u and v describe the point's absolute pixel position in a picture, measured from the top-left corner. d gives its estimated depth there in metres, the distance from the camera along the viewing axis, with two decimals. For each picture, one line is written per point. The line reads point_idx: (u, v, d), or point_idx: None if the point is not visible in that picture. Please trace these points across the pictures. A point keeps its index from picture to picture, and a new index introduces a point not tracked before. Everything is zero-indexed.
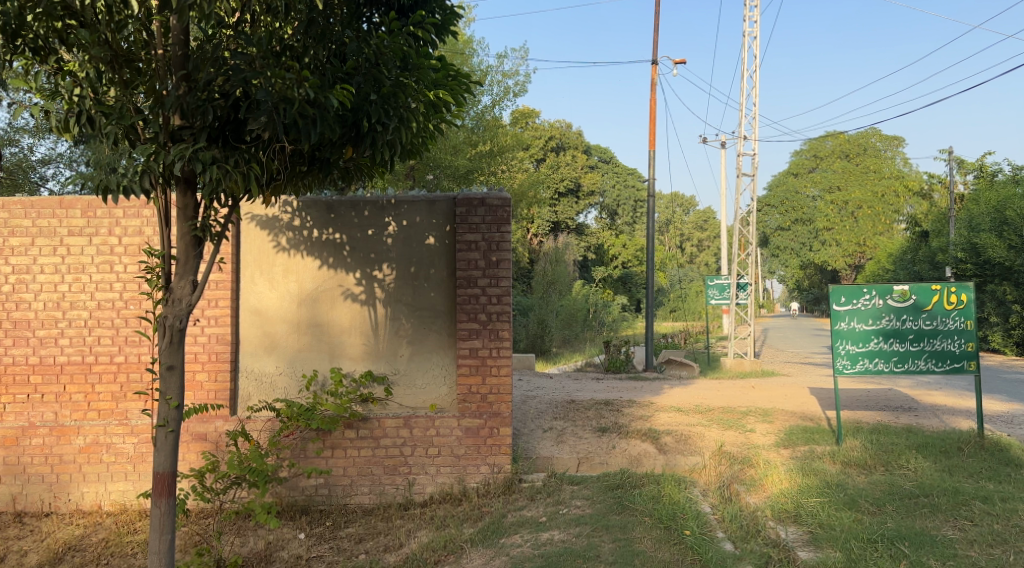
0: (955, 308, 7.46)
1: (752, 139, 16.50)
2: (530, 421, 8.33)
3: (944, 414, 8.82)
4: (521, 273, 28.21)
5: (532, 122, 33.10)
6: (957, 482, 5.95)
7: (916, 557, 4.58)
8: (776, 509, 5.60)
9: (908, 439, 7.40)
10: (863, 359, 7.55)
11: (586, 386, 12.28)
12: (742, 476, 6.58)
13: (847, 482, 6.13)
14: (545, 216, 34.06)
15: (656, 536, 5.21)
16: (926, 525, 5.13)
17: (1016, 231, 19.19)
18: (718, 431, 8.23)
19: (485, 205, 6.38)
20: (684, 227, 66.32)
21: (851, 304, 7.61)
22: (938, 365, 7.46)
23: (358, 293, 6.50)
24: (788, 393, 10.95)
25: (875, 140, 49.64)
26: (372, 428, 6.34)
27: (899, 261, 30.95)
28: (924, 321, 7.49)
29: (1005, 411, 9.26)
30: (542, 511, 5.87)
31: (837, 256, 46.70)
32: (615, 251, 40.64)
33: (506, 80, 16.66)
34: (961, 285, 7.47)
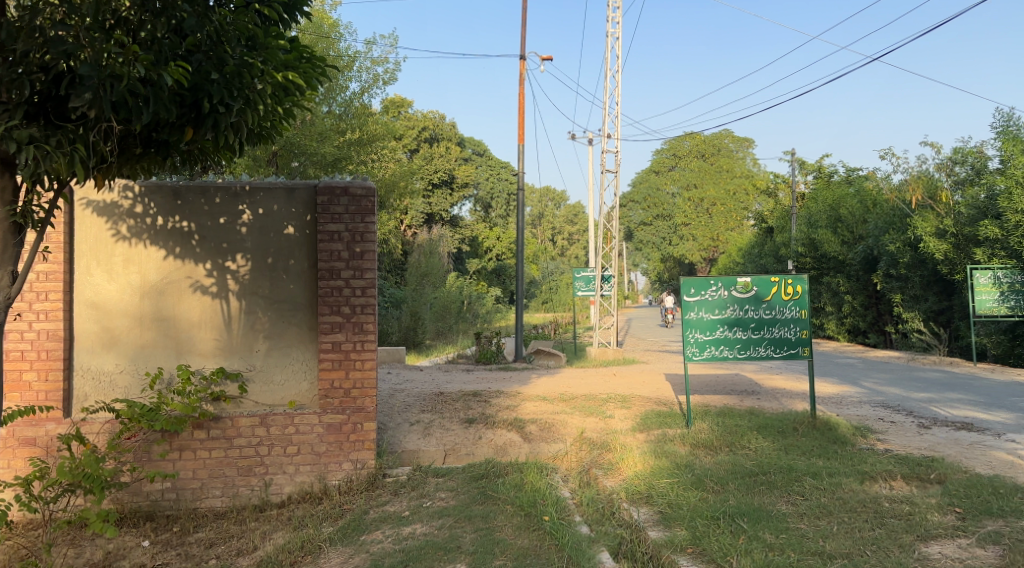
0: (791, 299, 8.05)
1: (615, 136, 17.03)
2: (396, 415, 8.21)
3: (783, 397, 9.53)
4: (394, 265, 27.84)
5: (404, 113, 32.60)
6: (792, 460, 6.45)
7: (753, 531, 4.90)
8: (630, 492, 5.85)
9: (749, 420, 7.93)
10: (710, 347, 8.04)
11: (455, 378, 12.28)
12: (601, 460, 6.84)
13: (695, 463, 6.50)
14: (418, 208, 33.76)
15: (517, 523, 5.28)
16: (763, 501, 5.51)
17: (847, 228, 21.03)
18: (580, 418, 8.47)
19: (349, 194, 6.19)
20: (556, 221, 67.89)
21: (700, 295, 8.10)
22: (776, 351, 8.00)
23: (209, 285, 6.15)
24: (648, 381, 11.42)
25: (729, 141, 52.73)
26: (224, 427, 6.02)
27: (747, 255, 33.19)
28: (763, 310, 8.03)
29: (834, 393, 10.13)
30: (404, 505, 5.79)
31: (694, 250, 49.47)
32: (490, 243, 41.05)
33: (375, 68, 16.30)
34: (796, 277, 8.06)
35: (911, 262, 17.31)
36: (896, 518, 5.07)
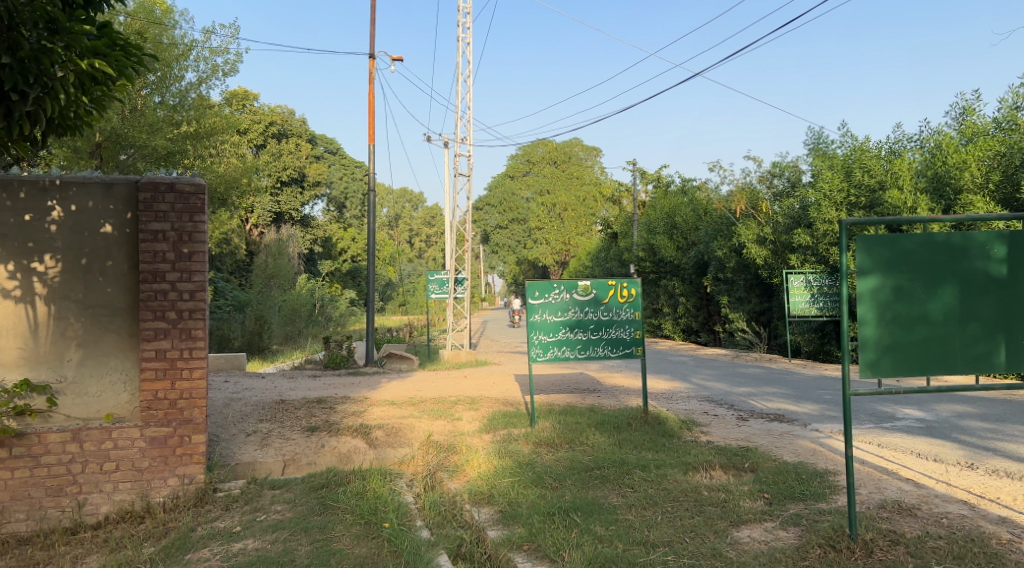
0: (627, 302, 8.47)
1: (466, 140, 17.17)
2: (232, 425, 7.81)
3: (621, 394, 10.01)
4: (239, 266, 26.49)
5: (249, 107, 31.10)
6: (625, 454, 6.79)
7: (585, 525, 5.11)
8: (472, 493, 5.91)
9: (589, 417, 8.27)
10: (553, 348, 8.32)
11: (300, 384, 11.86)
12: (446, 463, 6.86)
13: (536, 461, 6.69)
14: (265, 206, 32.33)
15: (355, 532, 5.19)
16: (596, 495, 5.76)
17: (682, 234, 22.45)
18: (426, 422, 8.46)
19: (175, 191, 5.83)
20: (412, 223, 67.43)
21: (544, 298, 8.36)
22: (613, 351, 8.38)
23: (11, 288, 5.57)
24: (496, 382, 11.61)
25: (578, 149, 54.71)
26: (30, 445, 5.47)
27: (595, 259, 34.64)
28: (601, 312, 8.39)
29: (668, 389, 10.78)
30: (236, 520, 5.52)
31: (546, 253, 50.88)
32: (343, 244, 40.08)
33: (214, 58, 15.45)
34: (631, 280, 8.51)
35: (737, 266, 18.77)
36: (713, 505, 5.48)
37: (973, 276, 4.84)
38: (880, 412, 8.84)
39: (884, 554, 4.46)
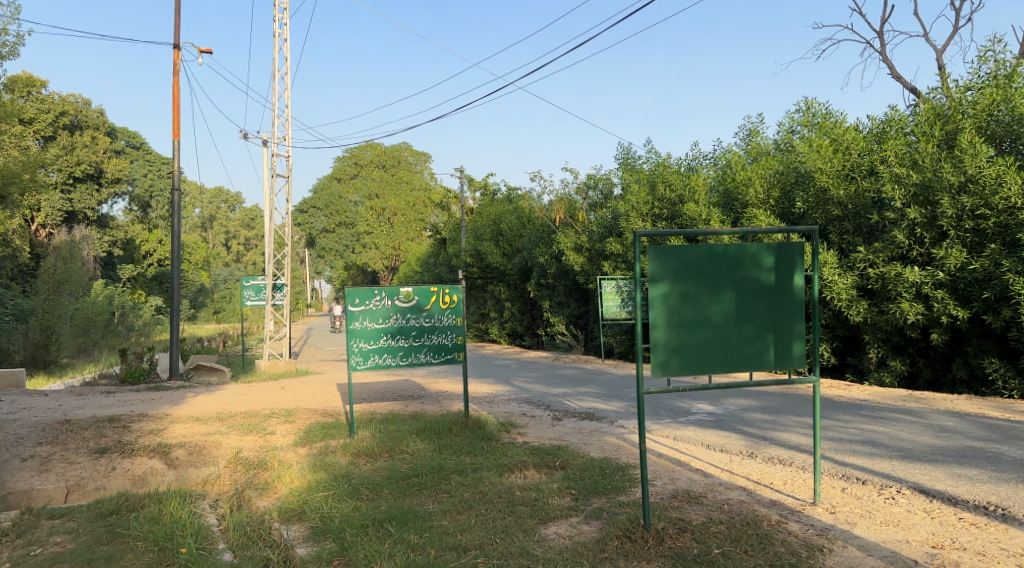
0: (448, 308, 8.52)
1: (284, 140, 16.50)
2: (3, 451, 6.95)
3: (443, 400, 10.08)
4: (22, 271, 23.68)
5: (34, 94, 27.90)
6: (443, 460, 6.85)
7: (398, 534, 5.10)
8: (282, 510, 5.69)
9: (409, 425, 8.25)
10: (373, 355, 8.20)
11: (91, 402, 10.80)
12: (256, 480, 6.55)
13: (352, 472, 6.57)
14: (55, 205, 29.15)
15: (147, 561, 4.81)
16: (412, 503, 5.76)
17: (507, 241, 23.01)
18: (236, 437, 8.03)
19: None
20: (229, 225, 63.70)
21: (364, 304, 8.22)
22: (435, 357, 8.44)
23: None
24: (315, 392, 11.27)
25: (407, 154, 54.44)
26: None
27: (424, 264, 34.64)
28: (423, 319, 8.41)
29: (489, 392, 11.01)
30: (5, 557, 4.92)
31: (375, 258, 50.13)
32: (150, 247, 37.04)
33: None
34: (453, 287, 8.58)
35: (557, 272, 19.58)
36: (523, 505, 5.67)
37: (747, 283, 5.41)
38: (678, 407, 9.60)
39: (673, 540, 4.84)
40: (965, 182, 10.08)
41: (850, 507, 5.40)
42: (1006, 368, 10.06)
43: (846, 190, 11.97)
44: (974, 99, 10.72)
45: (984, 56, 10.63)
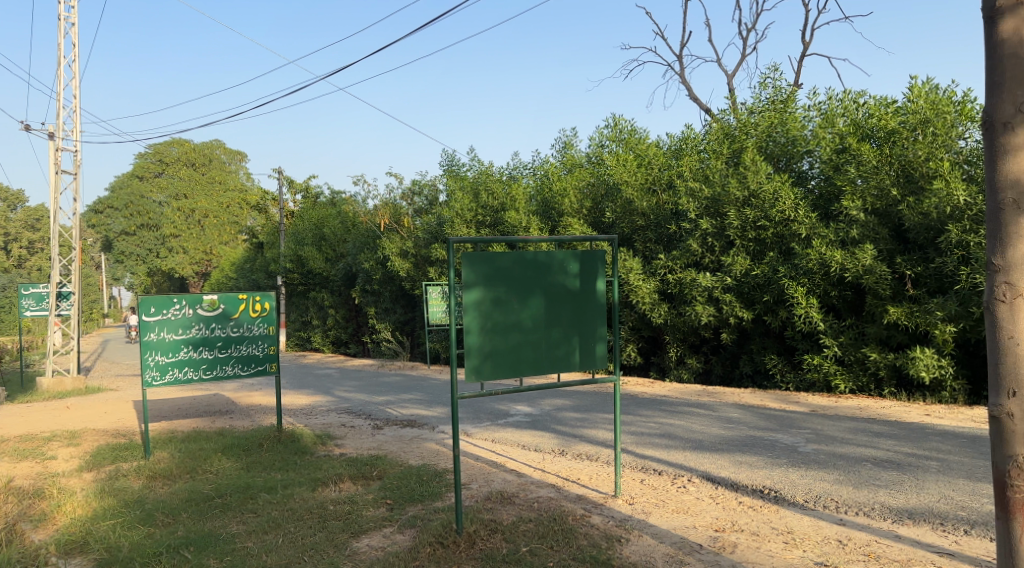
0: (259, 316, 8.12)
1: (72, 134, 14.93)
2: None
3: (255, 414, 9.59)
4: None
5: None
6: (251, 478, 6.50)
7: (196, 561, 4.77)
8: (60, 543, 5.12)
9: (215, 442, 7.76)
10: (172, 369, 7.62)
11: None
12: (31, 512, 5.84)
13: (147, 497, 6.06)
14: None
15: None
16: (214, 526, 5.42)
17: (330, 245, 22.35)
18: (8, 465, 7.13)
19: None
20: (9, 226, 56.59)
21: (161, 314, 7.63)
22: (244, 369, 7.98)
23: None
24: (109, 410, 10.29)
25: (220, 153, 51.40)
26: None
27: (239, 270, 32.80)
28: (231, 328, 7.95)
29: (306, 404, 10.63)
30: None
31: (185, 263, 46.76)
32: None
33: None
34: (264, 294, 8.18)
35: (382, 278, 19.35)
36: (336, 519, 5.51)
37: (555, 288, 5.65)
38: (497, 411, 9.81)
39: (483, 543, 4.93)
40: (748, 197, 11.16)
41: (647, 497, 5.78)
42: (782, 363, 11.27)
43: (648, 202, 13.00)
44: (755, 122, 11.96)
45: (764, 83, 11.82)
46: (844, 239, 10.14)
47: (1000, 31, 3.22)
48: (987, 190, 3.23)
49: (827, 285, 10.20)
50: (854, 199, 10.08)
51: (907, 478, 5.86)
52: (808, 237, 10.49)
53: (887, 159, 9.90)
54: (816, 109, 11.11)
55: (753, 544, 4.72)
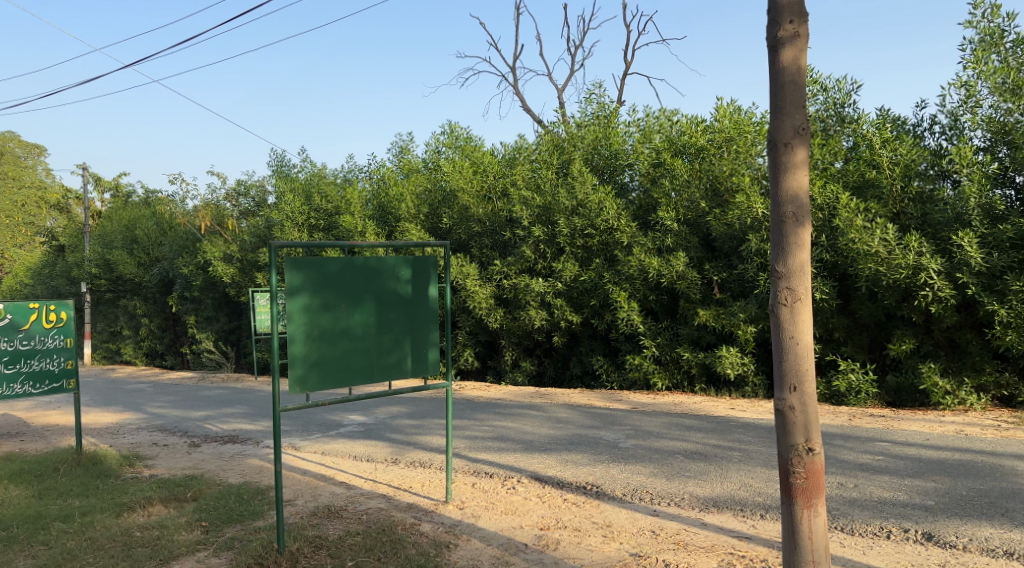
0: (54, 327, 7.31)
1: None
2: None
3: (51, 435, 8.65)
4: None
5: None
6: (43, 507, 5.84)
7: None
8: None
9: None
10: None
11: None
12: None
13: None
14: None
15: None
16: None
17: (144, 249, 20.55)
18: None
19: None
20: None
21: None
22: (35, 387, 7.14)
23: None
24: None
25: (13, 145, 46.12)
26: None
27: (36, 276, 29.52)
28: (19, 341, 7.12)
29: (113, 422, 9.74)
30: None
31: None
32: None
33: None
34: (61, 302, 7.36)
35: (204, 284, 18.21)
36: (143, 546, 5.08)
37: (387, 294, 5.51)
38: (327, 421, 9.52)
39: (307, 560, 4.75)
40: (576, 206, 11.64)
41: (476, 500, 5.84)
42: (607, 363, 11.86)
43: (485, 208, 13.20)
44: (581, 134, 12.52)
45: (589, 98, 12.40)
46: (660, 246, 10.86)
47: (781, 59, 3.57)
48: (771, 202, 3.56)
49: (645, 289, 10.87)
50: (669, 209, 10.81)
51: (714, 468, 6.36)
52: (630, 245, 11.13)
53: (697, 173, 10.71)
54: (635, 125, 11.83)
55: (575, 540, 4.90)
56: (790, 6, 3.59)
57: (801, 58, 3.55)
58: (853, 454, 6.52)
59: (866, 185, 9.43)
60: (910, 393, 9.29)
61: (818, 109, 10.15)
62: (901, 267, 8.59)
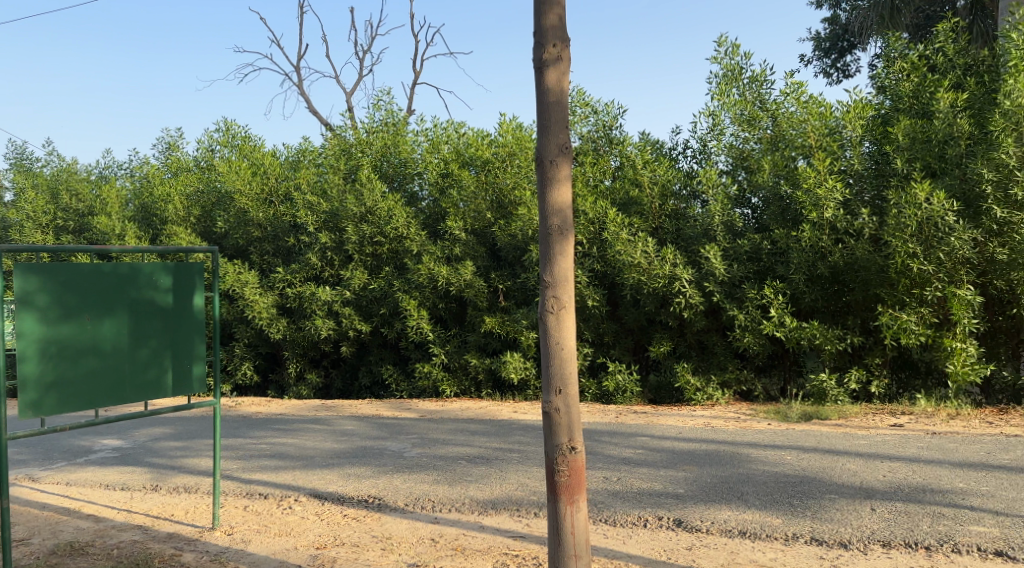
0: None
1: None
2: None
3: None
4: None
5: None
6: None
7: None
8: None
9: None
10: None
11: None
12: None
13: None
14: None
15: None
16: None
17: None
18: None
19: None
20: None
21: None
22: None
23: None
24: None
25: None
26: None
27: None
28: None
29: None
30: None
31: None
32: None
33: None
34: None
35: None
36: None
37: (142, 305, 4.97)
38: (76, 447, 8.48)
39: None
40: (363, 213, 11.48)
41: (247, 524, 5.47)
42: (396, 372, 11.77)
43: (265, 212, 12.59)
44: (369, 140, 12.34)
45: (377, 103, 12.26)
46: (448, 256, 11.00)
47: (546, 79, 3.74)
48: (539, 216, 3.71)
49: (435, 297, 10.95)
50: (457, 219, 10.98)
51: (494, 471, 6.52)
52: (419, 253, 11.15)
53: (482, 185, 11.01)
54: (423, 135, 11.90)
55: (352, 556, 4.74)
56: (553, 29, 3.76)
57: (564, 80, 3.74)
58: (618, 449, 7.03)
59: (631, 202, 10.28)
60: (668, 390, 10.32)
61: (590, 130, 10.87)
62: (659, 277, 9.44)
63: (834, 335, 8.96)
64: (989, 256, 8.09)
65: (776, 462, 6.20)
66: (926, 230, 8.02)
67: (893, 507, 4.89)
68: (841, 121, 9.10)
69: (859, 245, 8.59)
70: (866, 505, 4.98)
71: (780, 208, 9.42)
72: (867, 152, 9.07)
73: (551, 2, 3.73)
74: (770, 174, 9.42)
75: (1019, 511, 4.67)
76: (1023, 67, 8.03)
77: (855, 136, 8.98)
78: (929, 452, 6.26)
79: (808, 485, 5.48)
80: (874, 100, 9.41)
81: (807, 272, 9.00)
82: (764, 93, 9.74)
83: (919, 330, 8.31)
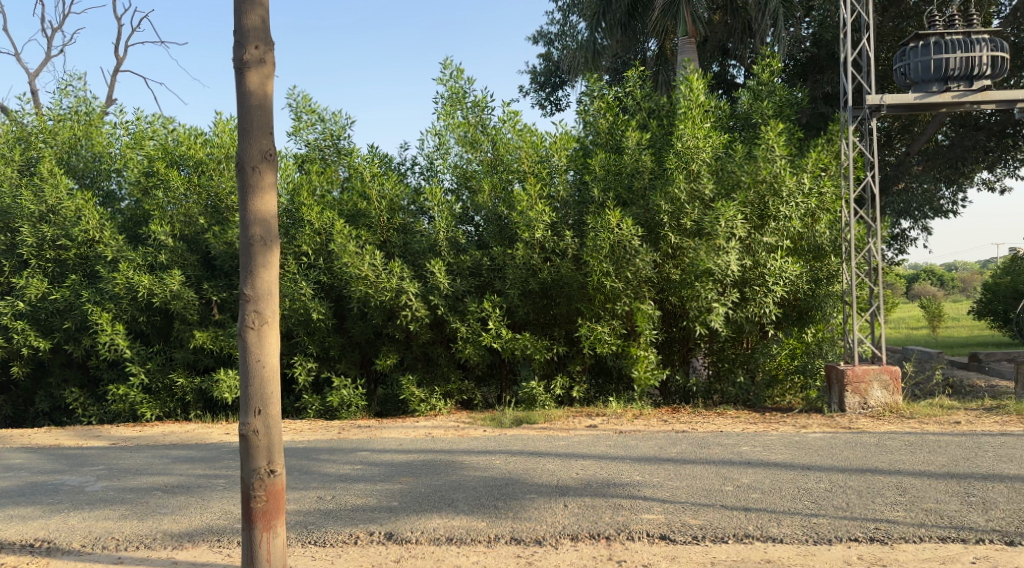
0: None
1: None
2: None
3: None
4: None
5: None
6: None
7: None
8: None
9: None
10: None
11: None
12: None
13: None
14: None
15: None
16: None
17: None
18: None
19: None
20: None
21: None
22: None
23: None
24: None
25: None
26: None
27: None
28: None
29: None
30: None
31: None
32: None
33: None
34: None
35: None
36: None
37: None
38: None
39: None
40: (44, 212, 10.10)
41: None
42: (84, 396, 10.50)
43: None
44: (55, 130, 10.89)
45: (65, 89, 10.83)
46: (152, 263, 9.99)
47: (247, 81, 3.54)
48: (240, 224, 3.48)
49: (134, 309, 9.87)
50: (163, 223, 10.03)
51: (194, 500, 6.02)
52: (115, 260, 9.94)
53: (194, 187, 10.14)
54: (122, 128, 10.75)
55: None
56: (255, 31, 3.58)
57: (267, 84, 3.57)
58: (335, 466, 6.90)
59: (359, 214, 10.23)
60: (393, 403, 10.51)
61: (317, 137, 10.63)
62: (387, 290, 9.47)
63: (542, 346, 9.71)
64: (666, 275, 9.36)
65: (485, 467, 6.52)
66: (617, 252, 9.02)
67: (582, 503, 5.38)
68: (550, 150, 9.87)
69: (564, 264, 9.45)
70: (560, 502, 5.43)
71: (498, 227, 10.06)
72: (571, 180, 9.98)
73: (252, 2, 3.54)
74: (489, 195, 9.99)
75: (680, 498, 5.41)
76: (690, 115, 9.40)
77: (560, 165, 9.87)
78: (614, 450, 7.03)
79: (511, 488, 5.84)
80: (579, 132, 10.38)
81: (521, 287, 9.67)
82: (485, 118, 10.25)
83: (612, 340, 9.29)
